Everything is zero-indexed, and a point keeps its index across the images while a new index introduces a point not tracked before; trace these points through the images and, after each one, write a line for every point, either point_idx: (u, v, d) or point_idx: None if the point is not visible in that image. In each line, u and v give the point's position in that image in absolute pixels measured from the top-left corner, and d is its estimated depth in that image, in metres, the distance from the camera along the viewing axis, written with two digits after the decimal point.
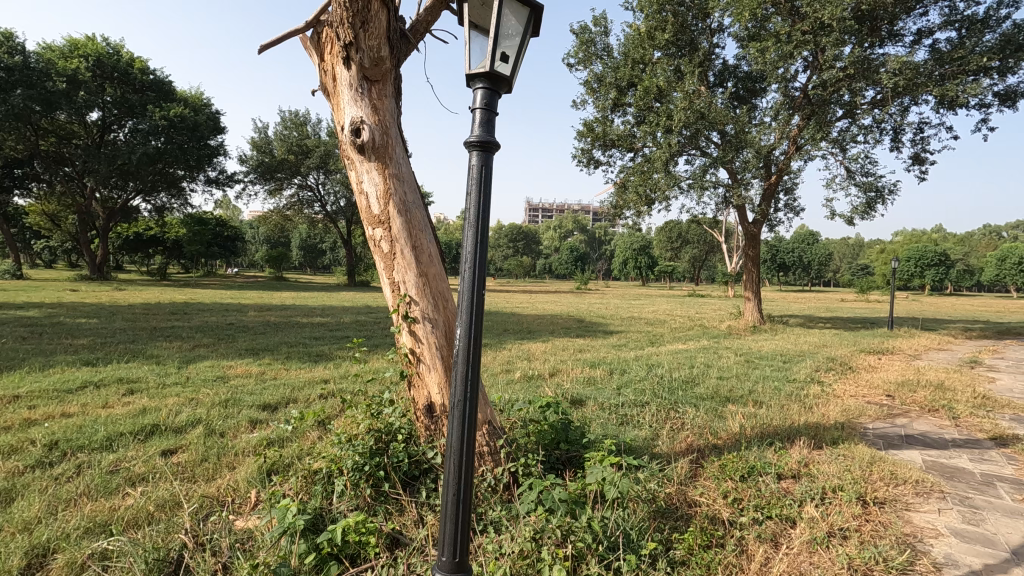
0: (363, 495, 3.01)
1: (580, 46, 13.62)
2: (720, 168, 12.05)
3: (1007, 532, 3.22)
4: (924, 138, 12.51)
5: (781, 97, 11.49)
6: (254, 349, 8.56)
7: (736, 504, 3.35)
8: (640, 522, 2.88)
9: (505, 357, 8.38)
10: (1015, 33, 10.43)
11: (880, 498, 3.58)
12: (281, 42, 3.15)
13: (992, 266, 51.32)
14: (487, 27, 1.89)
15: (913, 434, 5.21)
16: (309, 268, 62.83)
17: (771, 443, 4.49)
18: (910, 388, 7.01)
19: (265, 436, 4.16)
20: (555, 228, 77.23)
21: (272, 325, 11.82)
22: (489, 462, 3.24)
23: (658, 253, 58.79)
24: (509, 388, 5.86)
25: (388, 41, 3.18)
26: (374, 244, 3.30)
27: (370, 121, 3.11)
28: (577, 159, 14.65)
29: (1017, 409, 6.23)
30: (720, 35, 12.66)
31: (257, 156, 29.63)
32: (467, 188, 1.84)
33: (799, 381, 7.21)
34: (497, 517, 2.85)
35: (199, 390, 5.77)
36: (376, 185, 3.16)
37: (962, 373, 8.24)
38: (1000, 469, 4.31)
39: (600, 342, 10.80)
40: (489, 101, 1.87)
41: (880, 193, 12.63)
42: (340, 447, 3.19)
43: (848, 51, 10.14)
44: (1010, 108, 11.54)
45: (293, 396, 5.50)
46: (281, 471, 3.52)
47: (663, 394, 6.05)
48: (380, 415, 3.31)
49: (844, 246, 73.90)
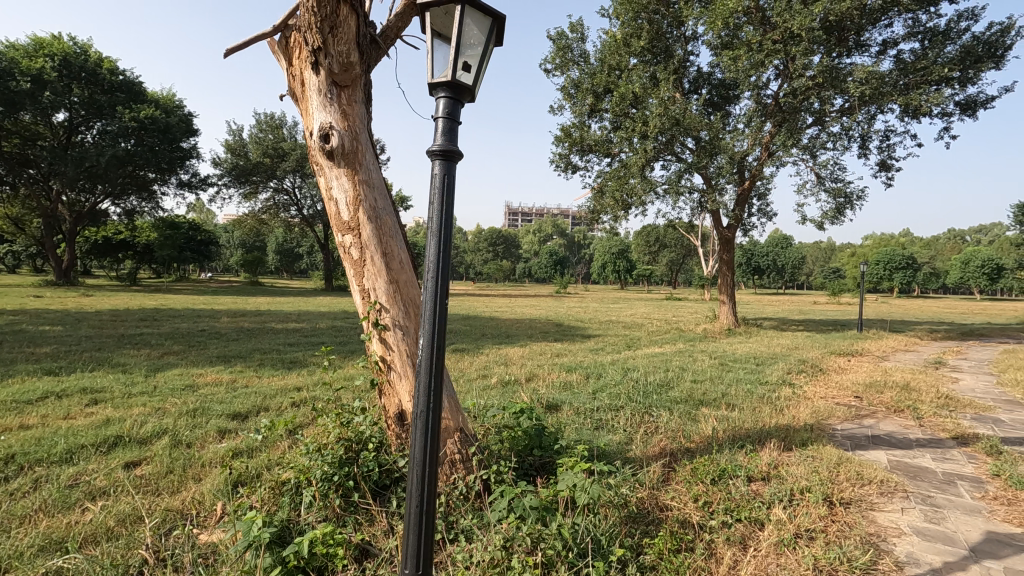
0: (332, 506, 2.95)
1: (557, 51, 13.71)
2: (694, 173, 12.25)
3: (967, 529, 3.32)
4: (890, 146, 12.89)
5: (753, 104, 11.73)
6: (226, 356, 8.39)
7: (707, 507, 3.39)
8: (610, 527, 2.90)
9: (482, 362, 8.37)
10: (975, 45, 10.85)
11: (845, 498, 3.65)
12: (247, 46, 3.09)
13: (957, 269, 53.26)
14: (450, 36, 1.88)
15: (879, 434, 5.34)
16: (286, 272, 61.93)
17: (743, 445, 4.57)
18: (877, 389, 7.19)
19: (233, 446, 4.08)
20: (535, 232, 77.41)
21: (246, 332, 11.63)
22: (460, 469, 3.23)
23: (637, 256, 59.32)
24: (485, 394, 5.84)
25: (358, 46, 3.16)
26: (344, 251, 3.26)
27: (339, 127, 3.08)
28: (555, 164, 14.72)
29: (979, 409, 6.43)
30: (694, 42, 12.87)
31: (231, 159, 29.14)
32: (430, 197, 1.83)
33: (771, 383, 7.34)
34: (469, 526, 2.82)
35: (167, 399, 5.62)
36: (346, 191, 3.13)
37: (928, 374, 8.48)
38: (961, 468, 4.44)
39: (578, 347, 10.84)
40: (452, 110, 1.88)
41: (849, 199, 12.96)
42: (309, 457, 3.13)
43: (818, 61, 10.37)
44: (970, 117, 11.97)
45: (264, 405, 5.40)
46: (248, 482, 3.44)
47: (637, 398, 6.10)
48: (350, 423, 3.27)
49: (817, 250, 75.69)
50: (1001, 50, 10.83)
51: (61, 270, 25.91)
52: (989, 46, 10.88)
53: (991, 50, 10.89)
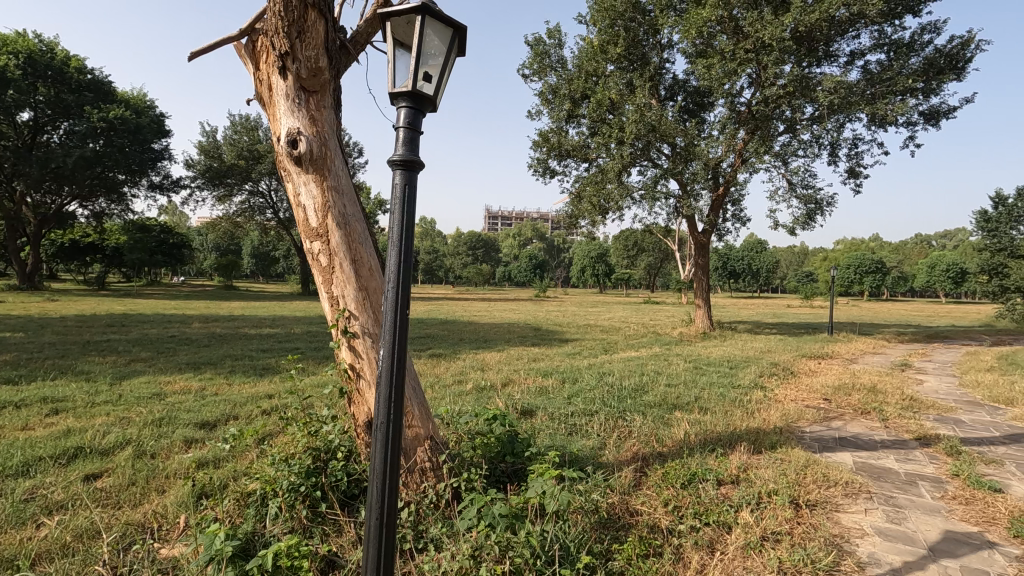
0: (299, 517, 2.90)
1: (535, 57, 13.79)
2: (670, 179, 12.42)
3: (926, 529, 3.42)
4: (858, 153, 13.24)
5: (727, 112, 11.93)
6: (196, 363, 8.20)
7: (676, 512, 3.42)
8: (580, 534, 2.91)
9: (458, 368, 8.33)
10: (937, 57, 11.27)
11: (811, 500, 3.73)
12: (212, 49, 3.02)
13: (923, 274, 54.98)
14: (411, 45, 1.88)
15: (847, 436, 5.47)
16: (261, 276, 60.79)
17: (713, 448, 4.63)
18: (845, 391, 7.35)
19: (198, 457, 3.99)
20: (514, 236, 77.49)
21: (217, 337, 11.39)
22: (430, 478, 3.21)
23: (616, 260, 59.71)
24: (459, 401, 5.81)
25: (327, 51, 3.12)
26: (312, 257, 3.22)
27: (307, 132, 3.04)
28: (533, 168, 14.79)
29: (941, 409, 6.65)
30: (670, 50, 13.03)
31: (205, 160, 28.61)
32: (390, 206, 1.83)
33: (743, 387, 7.45)
34: (437, 534, 2.81)
35: (132, 408, 5.47)
36: (314, 198, 3.10)
37: (895, 376, 8.71)
38: (923, 468, 4.57)
39: (555, 351, 10.89)
40: (413, 120, 1.88)
41: (820, 205, 13.26)
42: (275, 468, 3.08)
43: (789, 70, 10.60)
44: (933, 127, 12.38)
45: (233, 414, 5.29)
46: (214, 494, 3.36)
47: (612, 403, 6.13)
48: (319, 432, 3.24)
49: (790, 254, 77.19)
50: (961, 62, 11.30)
51: (24, 274, 25.03)
52: (951, 58, 11.32)
53: (952, 62, 11.34)
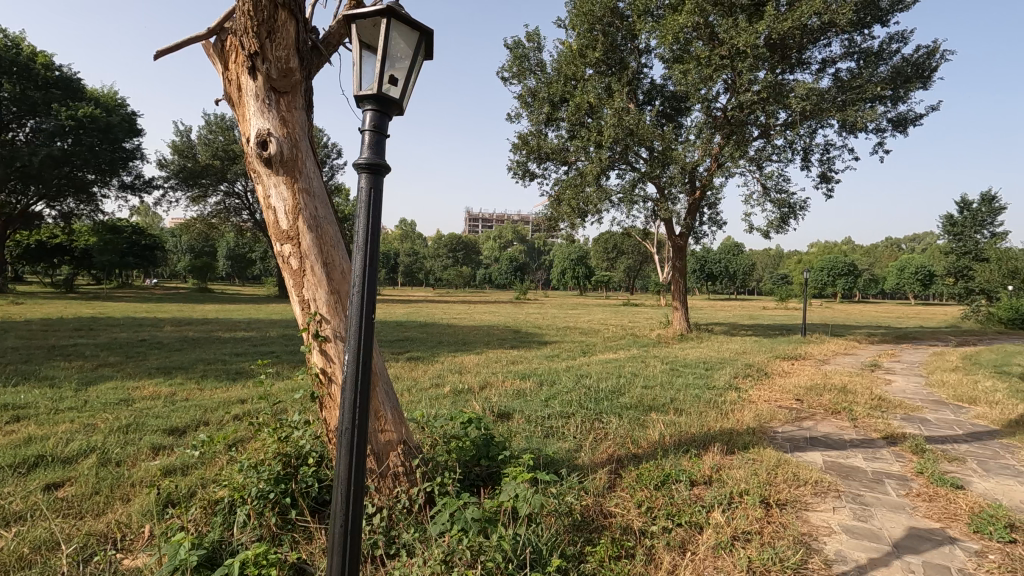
0: (267, 525, 2.84)
1: (514, 60, 13.84)
2: (647, 182, 12.57)
3: (891, 526, 3.50)
4: (830, 159, 13.53)
5: (703, 116, 12.08)
6: (167, 367, 8.02)
7: (649, 513, 3.46)
8: (552, 536, 2.91)
9: (436, 371, 8.29)
10: (904, 66, 11.60)
11: (781, 500, 3.78)
12: (179, 48, 2.94)
13: (893, 275, 56.44)
14: (376, 48, 1.87)
15: (818, 436, 5.57)
16: (237, 278, 59.67)
17: (687, 450, 4.68)
18: (817, 392, 7.50)
19: (166, 464, 3.91)
20: (495, 238, 77.58)
21: (190, 341, 11.13)
22: (404, 482, 3.18)
23: (595, 263, 60.14)
24: (435, 404, 5.78)
25: (298, 52, 3.08)
26: (282, 260, 3.17)
27: (278, 134, 3.00)
28: (513, 171, 14.81)
29: (908, 409, 6.82)
30: (647, 55, 13.17)
31: (178, 160, 28.04)
32: (355, 210, 1.83)
33: (718, 388, 7.55)
34: (410, 540, 2.77)
35: (98, 415, 5.32)
36: (285, 200, 3.05)
37: (864, 377, 8.92)
38: (890, 467, 4.67)
39: (534, 353, 10.88)
40: (379, 123, 1.88)
41: (793, 209, 13.52)
42: (244, 475, 3.02)
43: (762, 77, 10.79)
44: (901, 134, 12.74)
45: (204, 419, 5.18)
46: (180, 502, 3.28)
47: (589, 405, 6.14)
48: (289, 438, 3.19)
49: (766, 255, 78.54)
50: (927, 71, 11.68)
51: None
52: (917, 67, 11.70)
53: (918, 71, 11.72)
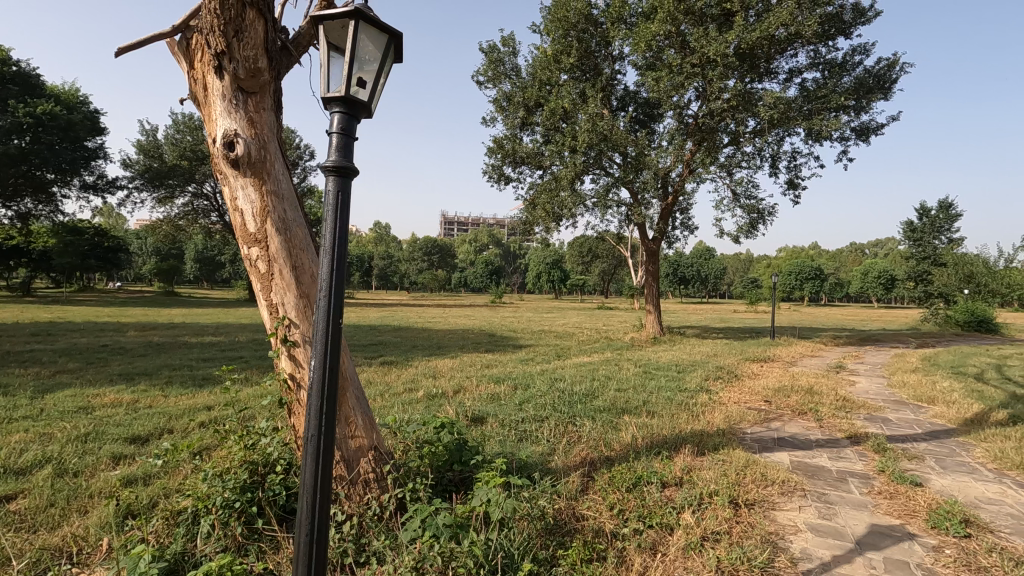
0: (233, 534, 2.77)
1: (489, 64, 13.86)
2: (621, 187, 12.73)
3: (854, 523, 3.60)
4: (797, 166, 13.89)
5: (675, 123, 12.29)
6: (129, 374, 7.76)
7: (621, 515, 3.48)
8: (524, 541, 2.90)
9: (409, 375, 8.21)
10: (866, 77, 12.02)
11: (749, 500, 3.86)
12: (142, 45, 2.86)
13: (857, 280, 58.24)
14: (344, 49, 1.86)
15: (784, 436, 5.70)
16: (205, 281, 58.10)
17: (659, 452, 4.73)
18: (784, 393, 7.68)
19: (127, 474, 3.79)
20: (471, 242, 77.48)
21: (155, 347, 10.79)
22: (375, 489, 3.14)
23: (571, 267, 60.54)
24: (408, 409, 5.72)
25: (267, 52, 3.03)
26: (250, 264, 3.10)
27: (245, 135, 2.94)
28: (488, 175, 14.81)
29: (870, 408, 7.04)
30: (621, 62, 13.34)
31: (144, 160, 27.26)
32: (323, 214, 1.80)
33: (690, 390, 7.67)
34: (380, 547, 2.73)
35: (54, 424, 5.11)
36: (253, 202, 2.99)
37: (829, 378, 9.17)
38: (853, 466, 4.81)
39: (509, 357, 10.87)
40: (347, 125, 1.86)
41: (762, 215, 13.84)
42: (208, 483, 2.95)
43: (732, 85, 11.03)
44: (864, 142, 13.16)
45: (168, 427, 5.03)
46: (141, 513, 3.17)
47: (562, 408, 6.16)
48: (256, 445, 3.13)
49: (737, 260, 80.16)
50: (888, 83, 12.11)
51: None
52: (879, 78, 12.12)
53: (880, 82, 12.15)
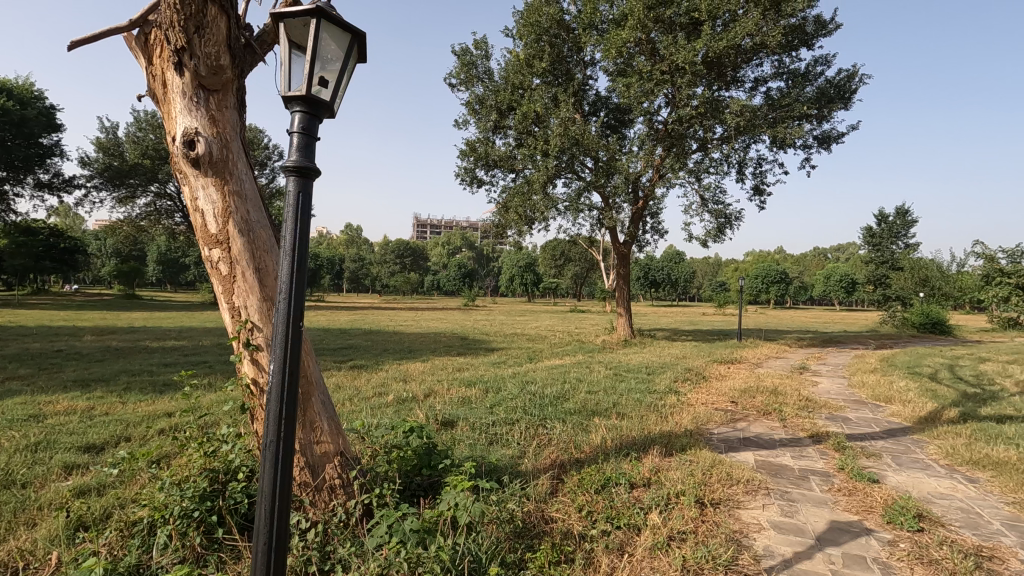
0: (191, 545, 2.68)
1: (461, 67, 13.83)
2: (592, 191, 12.86)
3: (814, 520, 3.69)
4: (762, 172, 14.26)
5: (646, 129, 12.49)
6: (85, 380, 7.45)
7: (589, 517, 3.50)
8: (493, 545, 2.90)
9: (379, 379, 8.10)
10: (828, 87, 12.42)
11: (714, 499, 3.92)
12: (96, 40, 2.76)
13: (820, 283, 60.04)
14: (306, 48, 1.83)
15: (750, 436, 5.82)
16: (169, 283, 56.29)
17: (628, 453, 4.78)
18: (750, 394, 7.86)
19: (79, 484, 3.64)
20: (444, 244, 77.15)
21: (114, 352, 10.41)
22: (341, 495, 3.09)
23: (543, 270, 60.75)
24: (377, 413, 5.66)
25: (230, 49, 2.95)
26: (211, 266, 3.02)
27: (207, 133, 2.86)
28: (460, 177, 14.77)
29: (831, 408, 7.27)
30: (593, 67, 13.49)
31: (103, 158, 26.32)
32: (283, 216, 1.77)
33: (659, 392, 7.77)
34: (345, 554, 2.67)
35: (2, 433, 4.87)
36: (214, 202, 2.92)
37: (793, 379, 9.42)
38: (814, 464, 4.95)
39: (480, 360, 10.85)
40: (308, 125, 1.84)
41: (728, 219, 14.15)
42: (166, 492, 2.85)
43: (700, 92, 11.28)
44: (826, 150, 13.58)
45: (126, 435, 4.86)
46: (95, 525, 3.05)
47: (533, 411, 6.18)
48: (217, 453, 3.05)
49: (706, 263, 81.72)
50: (849, 93, 12.53)
51: None
52: (839, 89, 12.54)
53: (841, 92, 12.57)
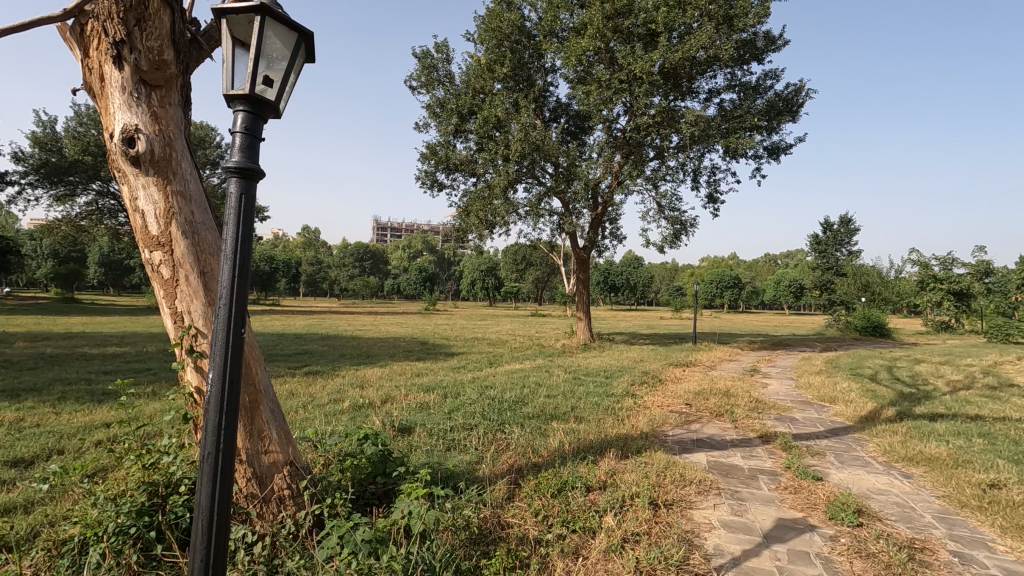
0: (127, 563, 2.54)
1: (422, 70, 13.74)
2: (552, 196, 13.01)
3: (762, 518, 3.81)
4: (715, 181, 14.72)
5: (604, 135, 12.69)
6: (14, 390, 6.97)
7: (545, 521, 3.51)
8: (447, 552, 2.87)
9: (335, 386, 7.90)
10: (777, 100, 12.95)
11: (668, 500, 3.99)
12: (25, 28, 2.58)
13: (771, 289, 62.39)
14: (249, 45, 1.78)
15: (702, 438, 5.97)
16: (111, 285, 53.49)
17: (584, 456, 4.82)
18: (703, 396, 8.07)
19: (3, 502, 3.40)
20: (405, 248, 76.26)
21: (48, 359, 9.78)
22: (290, 506, 2.99)
23: (505, 274, 60.83)
24: (331, 421, 5.51)
25: (174, 44, 2.84)
26: (152, 269, 2.89)
27: (148, 130, 2.73)
28: (420, 180, 14.63)
29: (780, 409, 7.54)
30: (553, 74, 13.64)
31: (40, 154, 24.84)
32: (224, 217, 1.73)
33: (617, 395, 7.88)
34: (294, 567, 2.58)
35: None
36: (155, 203, 2.79)
37: (744, 381, 9.74)
38: (763, 463, 5.12)
39: (440, 365, 10.77)
40: (252, 125, 1.79)
41: (684, 226, 14.52)
42: (100, 508, 2.70)
43: (657, 102, 11.54)
44: (775, 161, 14.15)
45: (59, 449, 4.57)
46: (19, 545, 2.86)
47: (492, 416, 6.16)
48: (157, 465, 2.91)
49: (663, 268, 83.60)
50: (796, 106, 13.13)
51: None
52: (787, 102, 13.11)
53: (789, 105, 13.14)
